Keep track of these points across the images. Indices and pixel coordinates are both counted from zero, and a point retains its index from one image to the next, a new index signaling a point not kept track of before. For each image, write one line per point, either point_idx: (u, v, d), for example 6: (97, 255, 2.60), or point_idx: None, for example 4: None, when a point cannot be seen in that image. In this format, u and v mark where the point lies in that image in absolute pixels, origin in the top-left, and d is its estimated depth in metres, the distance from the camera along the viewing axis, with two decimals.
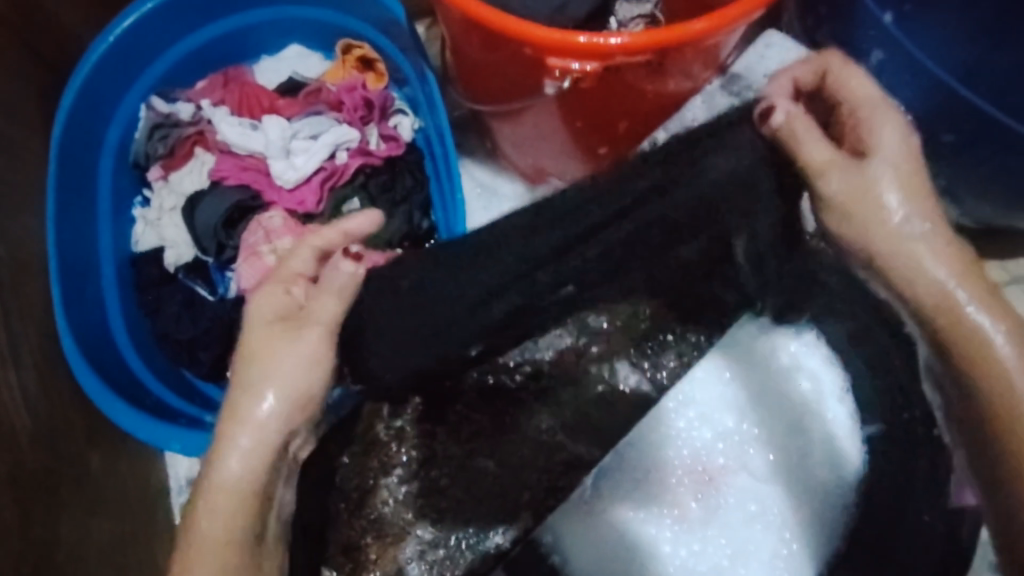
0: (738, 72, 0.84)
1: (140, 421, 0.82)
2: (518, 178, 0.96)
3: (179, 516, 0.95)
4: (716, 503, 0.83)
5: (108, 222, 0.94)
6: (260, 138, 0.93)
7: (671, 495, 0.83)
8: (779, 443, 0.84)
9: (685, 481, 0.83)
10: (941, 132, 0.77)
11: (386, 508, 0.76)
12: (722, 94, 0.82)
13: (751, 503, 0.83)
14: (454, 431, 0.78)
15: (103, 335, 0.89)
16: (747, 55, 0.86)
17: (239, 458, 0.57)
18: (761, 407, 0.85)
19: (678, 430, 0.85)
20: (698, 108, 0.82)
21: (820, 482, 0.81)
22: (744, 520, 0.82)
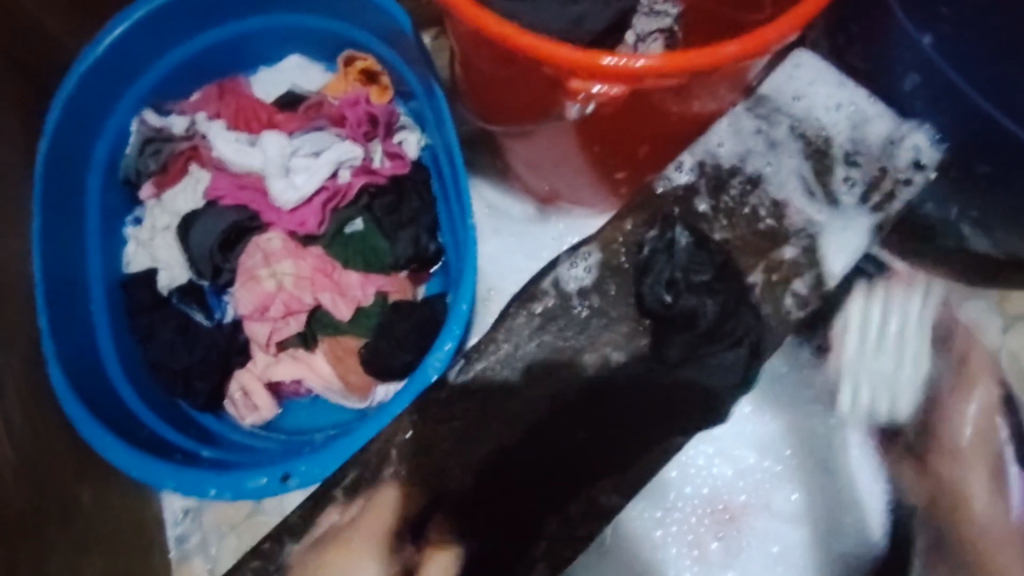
0: (766, 93, 0.76)
1: (132, 459, 0.77)
2: (528, 198, 0.93)
3: (173, 550, 0.90)
4: (737, 545, 0.77)
5: (96, 242, 0.90)
6: (258, 155, 0.88)
7: (692, 534, 0.78)
8: (804, 480, 0.79)
9: (706, 520, 0.78)
10: (975, 162, 0.73)
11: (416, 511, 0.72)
12: (749, 117, 0.75)
13: (772, 544, 0.78)
14: (463, 459, 0.73)
15: (93, 362, 0.85)
16: (775, 74, 0.77)
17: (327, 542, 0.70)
18: (801, 438, 0.79)
19: (697, 468, 0.78)
20: (723, 131, 0.75)
21: (847, 530, 0.77)
22: (764, 562, 0.77)
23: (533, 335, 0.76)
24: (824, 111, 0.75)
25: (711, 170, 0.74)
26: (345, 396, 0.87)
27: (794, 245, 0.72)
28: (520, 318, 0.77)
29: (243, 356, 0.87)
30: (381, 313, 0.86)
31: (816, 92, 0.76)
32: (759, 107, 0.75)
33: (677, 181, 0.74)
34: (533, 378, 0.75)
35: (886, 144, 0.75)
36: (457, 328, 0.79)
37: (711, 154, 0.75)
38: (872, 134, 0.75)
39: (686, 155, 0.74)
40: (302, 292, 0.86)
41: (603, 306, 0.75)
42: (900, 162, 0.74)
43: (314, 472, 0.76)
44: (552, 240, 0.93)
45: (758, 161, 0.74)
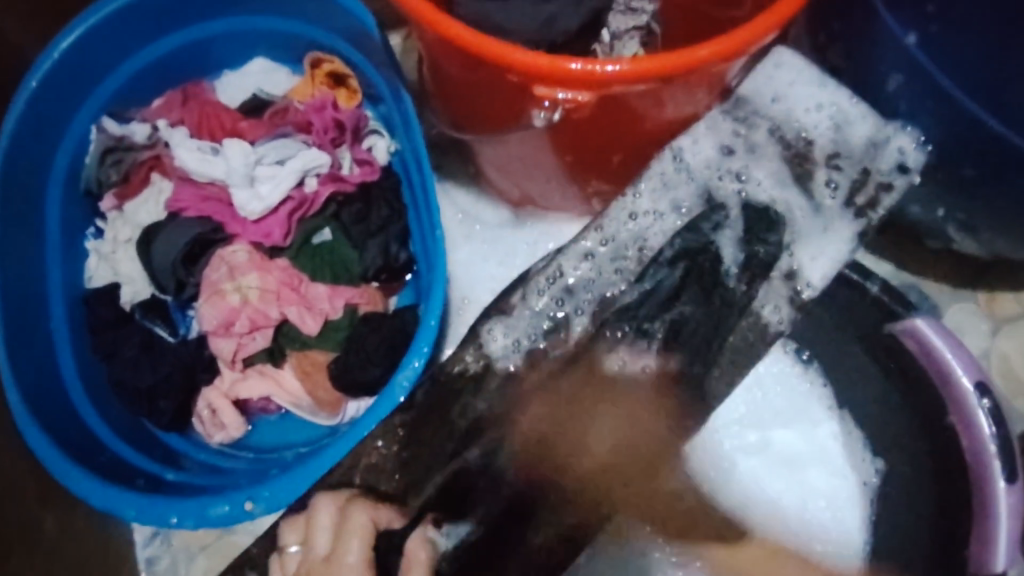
0: (744, 94, 0.70)
1: (90, 486, 0.74)
2: (502, 203, 0.90)
3: (144, 571, 0.88)
4: (725, 561, 0.79)
5: (57, 256, 0.87)
6: (221, 165, 0.85)
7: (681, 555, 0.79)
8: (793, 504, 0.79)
9: (692, 538, 0.79)
10: (962, 165, 0.70)
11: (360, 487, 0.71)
12: (726, 120, 0.70)
13: (758, 553, 0.79)
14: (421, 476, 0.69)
15: (55, 386, 0.82)
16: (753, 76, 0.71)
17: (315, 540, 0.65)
18: (773, 474, 0.79)
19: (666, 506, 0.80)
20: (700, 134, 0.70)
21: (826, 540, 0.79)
22: None
23: (500, 360, 0.69)
24: (810, 120, 0.69)
25: (680, 170, 0.70)
26: (314, 412, 0.84)
27: (764, 254, 0.68)
28: (480, 348, 0.69)
29: (209, 373, 0.84)
30: (350, 326, 0.84)
31: (796, 92, 0.70)
32: (737, 110, 0.70)
33: (649, 177, 0.70)
34: (514, 403, 0.69)
35: (872, 146, 0.69)
36: (425, 344, 0.75)
37: (684, 166, 0.70)
38: (859, 133, 0.69)
39: (658, 171, 0.70)
40: (267, 306, 0.83)
41: (576, 310, 0.69)
42: (885, 163, 0.68)
43: (278, 498, 0.72)
44: (527, 245, 0.90)
45: (733, 172, 0.69)
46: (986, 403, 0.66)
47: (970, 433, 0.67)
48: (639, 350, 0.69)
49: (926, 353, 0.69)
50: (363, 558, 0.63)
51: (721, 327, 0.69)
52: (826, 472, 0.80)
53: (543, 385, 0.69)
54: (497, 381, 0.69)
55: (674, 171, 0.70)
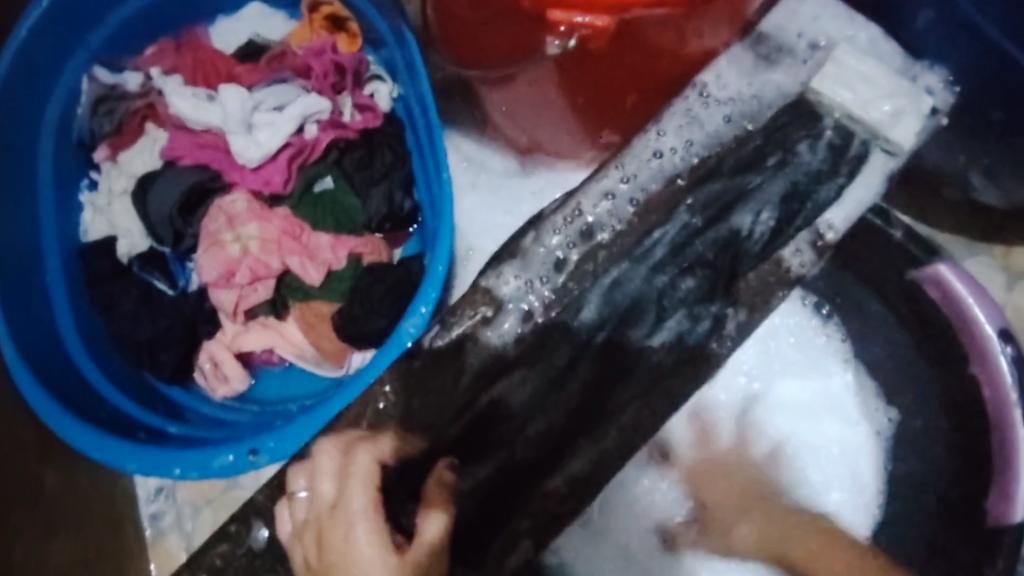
0: (766, 31, 0.70)
1: (89, 439, 0.72)
2: (509, 151, 0.87)
3: (149, 528, 0.86)
4: None
5: (51, 208, 0.84)
6: (217, 111, 0.82)
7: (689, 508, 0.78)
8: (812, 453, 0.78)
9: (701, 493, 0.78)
10: (991, 108, 0.68)
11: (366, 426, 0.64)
12: (751, 56, 0.69)
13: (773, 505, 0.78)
14: (437, 415, 0.64)
15: (53, 340, 0.80)
16: (778, 10, 0.71)
17: (322, 482, 0.57)
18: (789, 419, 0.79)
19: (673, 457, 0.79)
20: (724, 69, 0.69)
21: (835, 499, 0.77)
22: None
23: (506, 312, 0.65)
24: (842, 70, 0.65)
25: (704, 105, 0.67)
26: (319, 363, 0.83)
27: (773, 210, 0.67)
28: (490, 292, 0.65)
29: (211, 326, 0.82)
30: (354, 275, 0.81)
31: (822, 25, 0.69)
32: (756, 49, 0.69)
33: (674, 109, 0.67)
34: (520, 355, 0.66)
35: (900, 100, 0.66)
36: (433, 291, 0.74)
37: (707, 105, 0.67)
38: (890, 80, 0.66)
39: (679, 110, 0.66)
40: (269, 256, 0.81)
41: (593, 252, 0.64)
42: (911, 121, 0.66)
43: (284, 448, 0.71)
44: (532, 194, 0.88)
45: (754, 119, 0.66)
46: (1009, 350, 0.64)
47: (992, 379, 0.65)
48: (660, 286, 0.68)
49: (949, 302, 0.66)
50: (370, 503, 0.55)
51: (739, 265, 0.70)
52: (838, 423, 0.78)
53: (549, 344, 0.67)
54: (507, 330, 0.65)
55: (699, 106, 0.67)
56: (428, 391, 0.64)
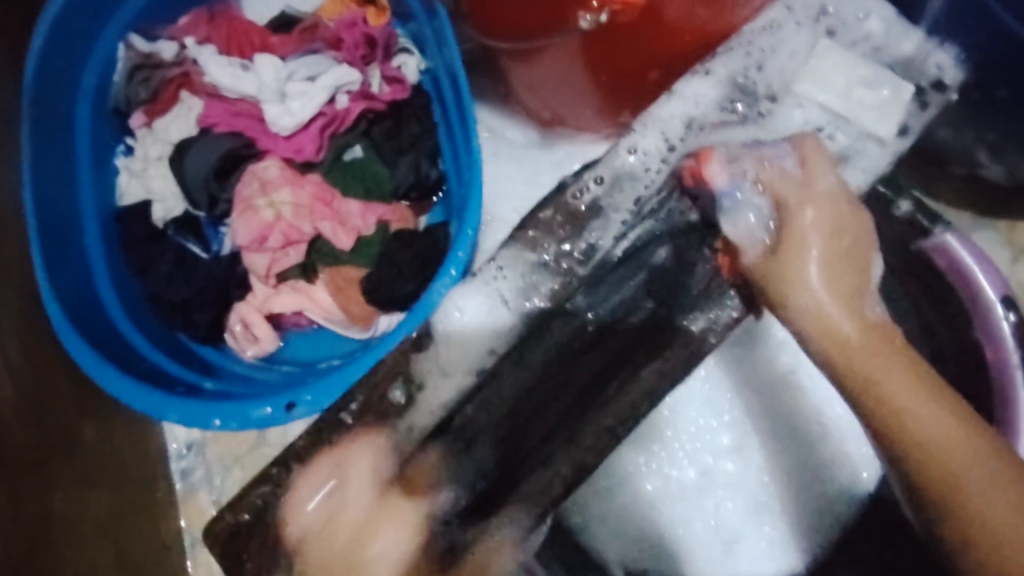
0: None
1: (131, 390, 0.75)
2: (529, 124, 0.90)
3: (178, 482, 0.89)
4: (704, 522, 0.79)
5: (88, 173, 0.87)
6: (253, 80, 0.85)
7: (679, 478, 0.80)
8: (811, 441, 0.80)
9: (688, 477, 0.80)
10: (995, 86, 0.71)
11: (398, 392, 0.63)
12: (790, 21, 0.68)
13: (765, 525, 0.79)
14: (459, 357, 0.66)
15: (91, 298, 0.83)
16: None
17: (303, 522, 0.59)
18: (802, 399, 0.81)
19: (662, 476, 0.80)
20: (755, 34, 0.68)
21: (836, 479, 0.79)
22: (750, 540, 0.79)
23: (529, 293, 0.66)
24: (839, 62, 0.66)
25: (739, 87, 0.68)
26: (347, 326, 0.85)
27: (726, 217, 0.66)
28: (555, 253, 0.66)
29: (242, 290, 0.85)
30: (383, 240, 0.85)
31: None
32: (792, 13, 0.68)
33: (693, 81, 0.68)
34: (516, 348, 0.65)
35: (887, 90, 0.65)
36: (462, 252, 0.77)
37: (746, 69, 0.68)
38: (878, 69, 0.66)
39: (740, 55, 0.68)
40: (301, 221, 0.83)
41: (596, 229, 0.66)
42: (896, 115, 0.65)
43: (320, 401, 0.75)
44: (553, 166, 0.91)
45: (771, 90, 0.67)
46: (1011, 317, 0.69)
47: (995, 342, 0.70)
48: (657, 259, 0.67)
49: (953, 268, 0.71)
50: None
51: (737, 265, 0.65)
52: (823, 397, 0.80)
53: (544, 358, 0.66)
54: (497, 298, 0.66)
55: (699, 84, 0.68)
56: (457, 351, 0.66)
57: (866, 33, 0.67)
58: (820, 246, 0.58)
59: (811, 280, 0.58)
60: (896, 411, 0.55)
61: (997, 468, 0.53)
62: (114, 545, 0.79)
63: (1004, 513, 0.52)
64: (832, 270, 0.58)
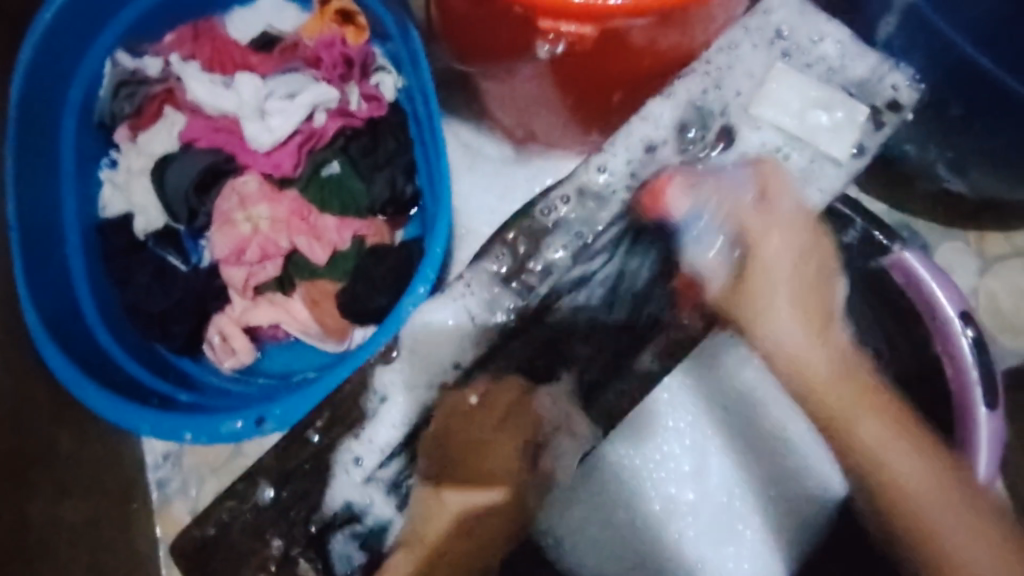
0: (758, 15, 0.68)
1: (107, 402, 0.77)
2: (504, 139, 0.92)
3: (155, 492, 0.91)
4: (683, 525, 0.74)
5: (72, 186, 0.89)
6: (232, 98, 0.87)
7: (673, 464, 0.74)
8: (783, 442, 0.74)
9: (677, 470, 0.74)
10: (949, 104, 0.72)
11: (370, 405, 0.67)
12: (746, 42, 0.67)
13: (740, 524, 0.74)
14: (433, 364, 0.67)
15: (72, 310, 0.85)
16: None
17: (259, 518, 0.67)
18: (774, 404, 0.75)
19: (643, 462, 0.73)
20: (715, 57, 0.67)
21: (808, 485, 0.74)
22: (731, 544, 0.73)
23: (492, 309, 0.66)
24: (793, 85, 0.66)
25: (696, 112, 0.67)
26: (322, 340, 0.87)
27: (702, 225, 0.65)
28: (513, 255, 0.66)
29: (220, 301, 0.87)
30: (357, 254, 0.86)
31: (800, 21, 0.67)
32: (751, 36, 0.67)
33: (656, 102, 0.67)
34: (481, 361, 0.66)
35: (839, 113, 0.66)
36: (431, 271, 0.79)
37: (706, 91, 0.67)
38: (831, 92, 0.66)
39: (698, 77, 0.67)
40: (278, 235, 0.85)
41: (572, 245, 0.66)
42: (849, 136, 0.66)
43: (288, 416, 0.77)
44: (525, 181, 0.92)
45: (726, 110, 0.67)
46: (969, 332, 0.70)
47: (954, 356, 0.70)
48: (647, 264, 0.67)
49: (911, 283, 0.72)
50: None
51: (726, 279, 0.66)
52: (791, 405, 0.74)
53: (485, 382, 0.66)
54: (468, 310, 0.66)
55: (658, 103, 0.67)
56: (432, 355, 0.67)
57: (820, 55, 0.67)
58: (791, 287, 0.63)
59: (782, 317, 0.63)
60: (839, 428, 0.63)
61: (959, 523, 0.61)
62: (91, 554, 0.80)
63: (968, 548, 0.60)
64: (808, 303, 0.64)
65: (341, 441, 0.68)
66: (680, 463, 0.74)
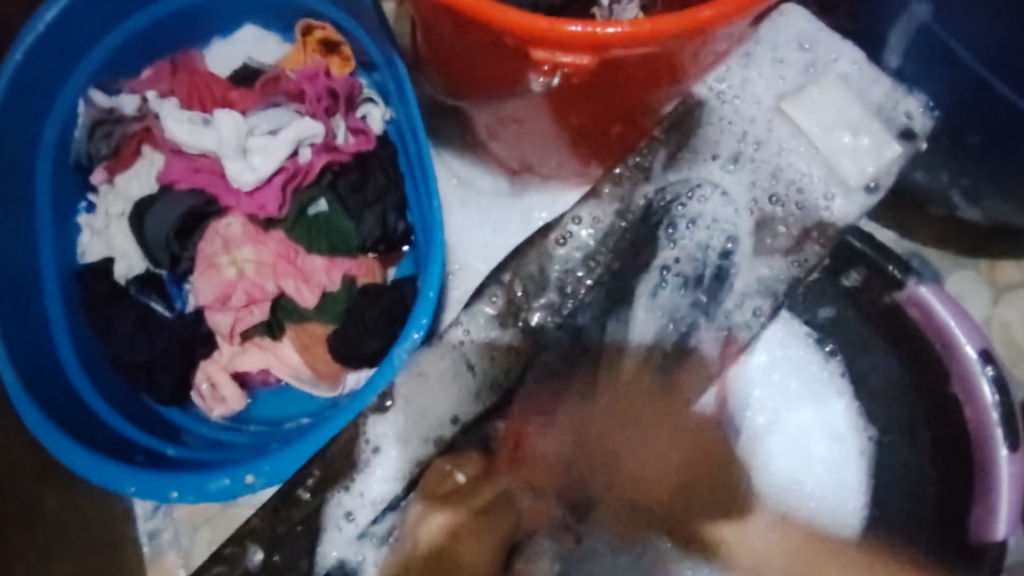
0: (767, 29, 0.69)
1: (89, 461, 0.74)
2: (499, 171, 0.88)
3: (147, 545, 0.87)
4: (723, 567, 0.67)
5: (48, 233, 0.85)
6: (211, 136, 0.83)
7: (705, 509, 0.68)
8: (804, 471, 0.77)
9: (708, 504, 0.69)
10: (968, 131, 0.69)
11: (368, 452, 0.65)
12: (766, 52, 0.69)
13: None
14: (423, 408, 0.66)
15: (51, 363, 0.81)
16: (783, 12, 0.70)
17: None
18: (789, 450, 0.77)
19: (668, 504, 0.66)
20: (733, 70, 0.69)
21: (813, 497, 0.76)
22: None
23: (489, 351, 0.66)
24: (830, 99, 0.67)
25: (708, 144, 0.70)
26: (314, 384, 0.83)
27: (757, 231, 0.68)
28: (507, 297, 0.66)
29: (207, 347, 0.83)
30: (348, 297, 0.83)
31: (820, 39, 0.68)
32: (774, 42, 0.69)
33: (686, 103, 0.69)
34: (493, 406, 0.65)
35: (866, 139, 0.66)
36: (425, 316, 0.74)
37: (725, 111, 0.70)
38: (865, 116, 0.67)
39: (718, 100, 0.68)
40: (264, 279, 0.82)
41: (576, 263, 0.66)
42: (871, 164, 0.66)
43: (278, 471, 0.73)
44: (520, 214, 0.89)
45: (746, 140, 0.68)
46: (989, 371, 0.65)
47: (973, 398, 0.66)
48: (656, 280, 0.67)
49: (929, 319, 0.67)
50: None
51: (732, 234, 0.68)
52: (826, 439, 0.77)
53: (474, 451, 0.64)
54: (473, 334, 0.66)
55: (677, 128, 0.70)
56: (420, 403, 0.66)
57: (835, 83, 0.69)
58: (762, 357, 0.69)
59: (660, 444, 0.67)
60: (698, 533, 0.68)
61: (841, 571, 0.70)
62: None
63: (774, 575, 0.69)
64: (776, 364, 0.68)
65: (332, 493, 0.65)
66: None
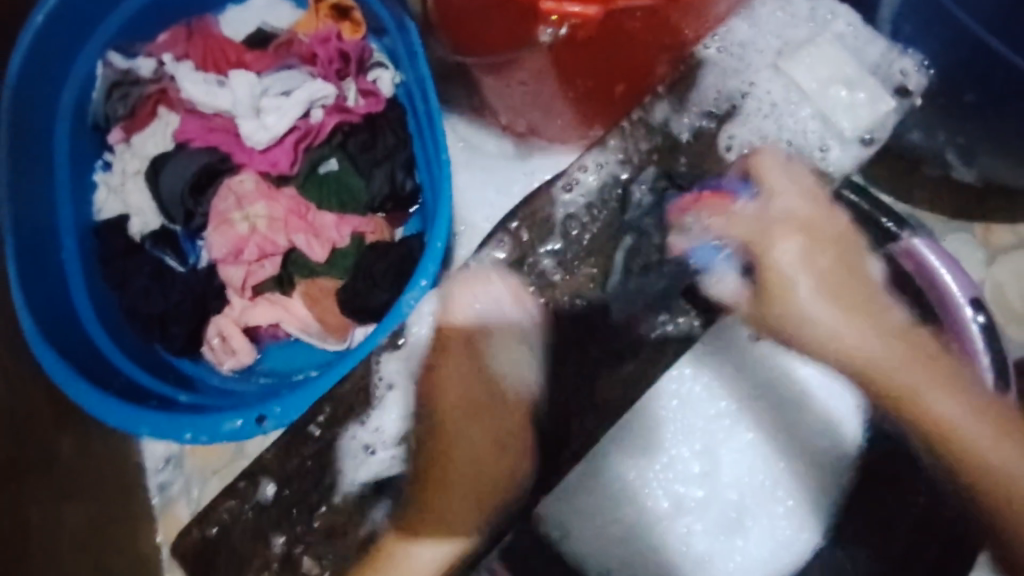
0: None
1: (106, 404, 0.76)
2: (504, 135, 0.90)
3: (158, 496, 0.90)
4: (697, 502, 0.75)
5: (67, 190, 0.88)
6: (227, 95, 0.87)
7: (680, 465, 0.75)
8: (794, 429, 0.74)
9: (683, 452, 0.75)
10: (962, 90, 0.66)
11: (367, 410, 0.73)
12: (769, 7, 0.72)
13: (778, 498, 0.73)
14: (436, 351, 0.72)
15: (68, 315, 0.83)
16: None
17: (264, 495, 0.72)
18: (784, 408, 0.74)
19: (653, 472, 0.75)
20: (741, 27, 0.72)
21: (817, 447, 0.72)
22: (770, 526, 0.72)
23: None
24: (829, 57, 0.70)
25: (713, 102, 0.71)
26: (323, 338, 0.85)
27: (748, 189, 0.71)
28: (515, 242, 0.71)
29: (220, 300, 0.86)
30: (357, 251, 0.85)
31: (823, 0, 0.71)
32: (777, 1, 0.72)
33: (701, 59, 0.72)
34: None
35: (861, 93, 0.69)
36: (433, 265, 0.75)
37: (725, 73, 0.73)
38: (862, 72, 0.69)
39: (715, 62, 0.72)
40: (276, 234, 0.85)
41: (584, 220, 0.71)
42: (864, 119, 0.69)
43: (288, 413, 0.74)
44: (524, 175, 0.91)
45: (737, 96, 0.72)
46: (980, 318, 0.66)
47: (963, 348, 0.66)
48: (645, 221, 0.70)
49: (920, 270, 0.67)
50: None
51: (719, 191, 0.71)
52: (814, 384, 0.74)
53: None
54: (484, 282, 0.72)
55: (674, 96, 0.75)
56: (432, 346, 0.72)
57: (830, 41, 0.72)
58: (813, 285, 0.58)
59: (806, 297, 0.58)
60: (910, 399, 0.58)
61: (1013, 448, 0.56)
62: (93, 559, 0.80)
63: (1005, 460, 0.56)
64: (825, 279, 0.59)
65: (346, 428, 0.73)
66: (718, 428, 0.75)
